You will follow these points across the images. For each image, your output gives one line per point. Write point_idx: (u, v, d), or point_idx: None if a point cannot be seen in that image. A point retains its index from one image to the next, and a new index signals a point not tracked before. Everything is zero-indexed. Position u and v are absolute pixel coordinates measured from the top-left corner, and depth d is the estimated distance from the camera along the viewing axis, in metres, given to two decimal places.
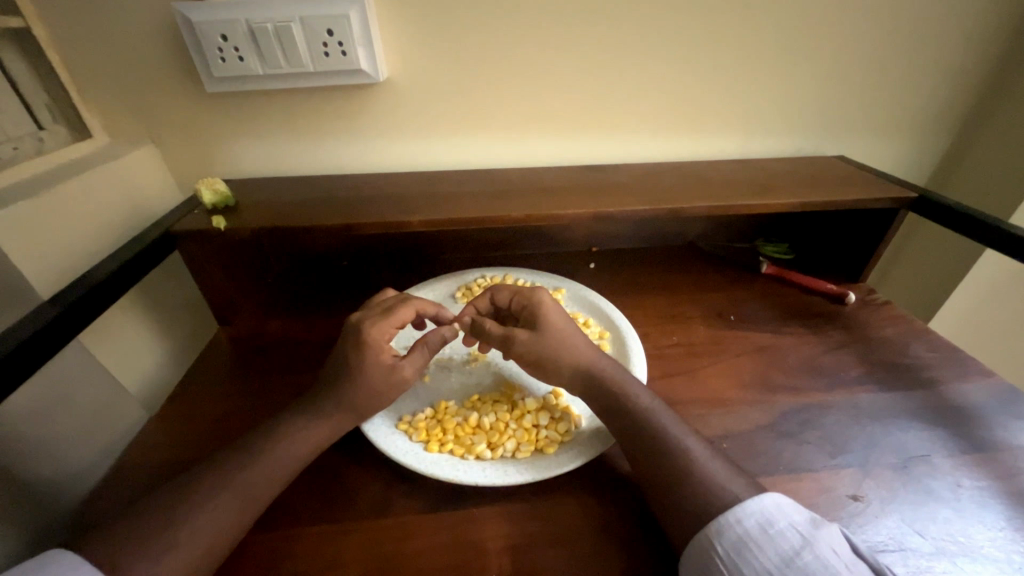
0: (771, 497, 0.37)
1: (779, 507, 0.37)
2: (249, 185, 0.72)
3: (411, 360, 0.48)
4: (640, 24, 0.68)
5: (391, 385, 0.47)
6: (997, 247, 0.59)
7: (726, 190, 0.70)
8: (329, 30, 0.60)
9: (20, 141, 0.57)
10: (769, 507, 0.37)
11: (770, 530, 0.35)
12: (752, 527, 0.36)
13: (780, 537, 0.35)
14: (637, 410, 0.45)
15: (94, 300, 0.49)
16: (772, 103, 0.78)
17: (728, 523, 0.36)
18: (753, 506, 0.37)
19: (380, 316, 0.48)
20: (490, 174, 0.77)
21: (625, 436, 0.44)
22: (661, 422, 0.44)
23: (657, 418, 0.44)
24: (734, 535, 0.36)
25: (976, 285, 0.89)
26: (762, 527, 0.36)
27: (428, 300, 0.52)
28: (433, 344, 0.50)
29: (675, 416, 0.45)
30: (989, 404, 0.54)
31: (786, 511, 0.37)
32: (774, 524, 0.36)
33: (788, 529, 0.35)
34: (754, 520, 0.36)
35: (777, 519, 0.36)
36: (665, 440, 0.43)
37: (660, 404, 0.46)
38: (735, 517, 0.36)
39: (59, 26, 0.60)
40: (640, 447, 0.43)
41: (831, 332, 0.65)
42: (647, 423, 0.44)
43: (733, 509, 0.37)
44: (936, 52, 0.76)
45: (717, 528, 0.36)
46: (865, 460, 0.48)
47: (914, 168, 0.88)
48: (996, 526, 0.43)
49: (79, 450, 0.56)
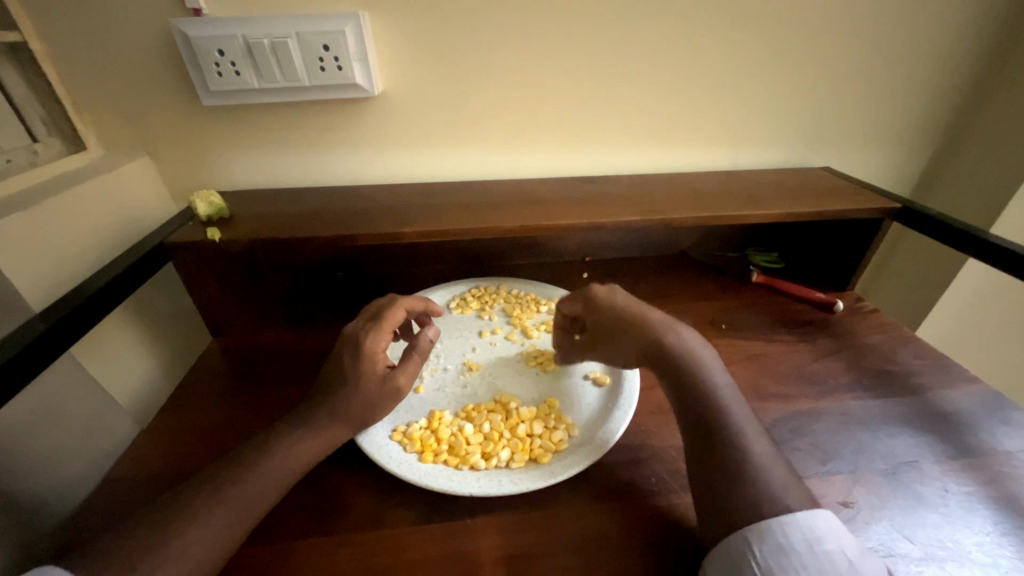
0: (825, 517, 0.37)
1: (833, 529, 0.36)
2: (245, 197, 0.72)
3: (404, 369, 0.48)
4: (629, 39, 0.70)
5: (389, 397, 0.47)
6: (980, 255, 0.61)
7: (715, 201, 0.71)
8: (325, 45, 0.62)
9: (13, 153, 0.57)
10: (821, 527, 0.36)
11: (816, 548, 0.35)
12: (798, 542, 0.36)
13: (825, 558, 0.35)
14: (692, 393, 0.44)
15: (87, 313, 0.49)
16: (759, 116, 0.80)
17: (774, 531, 0.36)
18: (806, 522, 0.36)
19: (375, 324, 0.49)
20: (484, 185, 0.78)
21: (690, 407, 0.44)
22: (729, 407, 0.43)
23: (723, 400, 0.44)
24: (776, 544, 0.36)
25: (961, 292, 0.91)
26: (809, 544, 0.35)
27: (413, 297, 0.54)
28: (422, 350, 0.50)
29: (746, 405, 0.44)
30: (975, 409, 0.55)
31: (837, 534, 0.36)
32: (822, 543, 0.36)
33: (837, 551, 0.35)
34: (801, 535, 0.36)
35: (827, 541, 0.36)
36: (718, 420, 0.43)
37: (730, 390, 0.45)
38: (784, 529, 0.36)
39: (54, 39, 0.61)
40: (697, 423, 0.43)
41: (820, 339, 0.66)
42: (709, 402, 0.44)
43: (782, 519, 0.37)
44: (916, 66, 0.78)
45: (761, 534, 0.36)
46: (855, 467, 0.49)
47: (898, 178, 0.91)
48: (983, 531, 0.43)
49: (69, 463, 0.55)
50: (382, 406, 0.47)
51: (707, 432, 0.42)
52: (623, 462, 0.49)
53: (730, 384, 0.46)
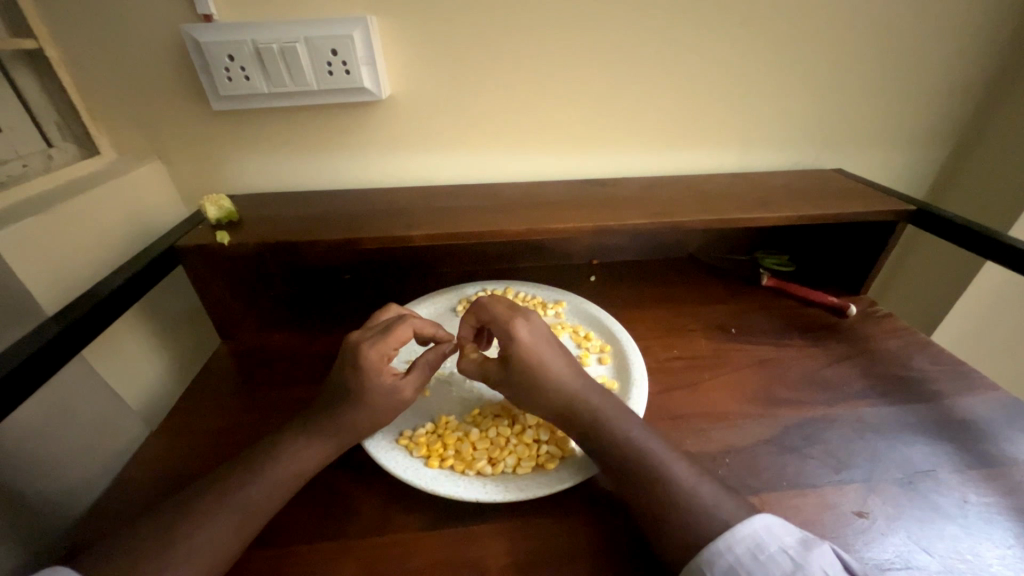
0: (759, 519, 0.37)
1: (770, 530, 0.36)
2: (254, 200, 0.73)
3: (410, 379, 0.48)
4: (638, 40, 0.70)
5: (388, 409, 0.47)
6: (1000, 261, 0.59)
7: (725, 204, 0.70)
8: (333, 50, 0.62)
9: (29, 158, 0.59)
10: (760, 532, 0.36)
11: (761, 555, 0.35)
12: (743, 553, 0.35)
13: (771, 562, 0.35)
14: (611, 438, 0.44)
15: (97, 317, 0.49)
16: (769, 117, 0.79)
17: (719, 550, 0.36)
18: (744, 531, 0.36)
19: (380, 336, 0.47)
20: (491, 188, 0.78)
21: (609, 455, 0.44)
22: (648, 446, 0.43)
23: (641, 442, 0.44)
24: (725, 564, 0.35)
25: (978, 297, 0.89)
26: (753, 553, 0.35)
27: (424, 321, 0.52)
28: (433, 363, 0.49)
29: (662, 440, 0.45)
30: (995, 418, 0.54)
31: (775, 534, 0.36)
32: (765, 549, 0.35)
33: (779, 552, 0.35)
34: (745, 546, 0.36)
35: (768, 544, 0.36)
36: (652, 457, 0.42)
37: (642, 430, 0.45)
38: (726, 544, 0.36)
39: (69, 46, 0.62)
40: (626, 469, 0.43)
41: (833, 345, 0.65)
42: (628, 445, 0.44)
43: (724, 535, 0.36)
44: (931, 66, 0.77)
45: (709, 557, 0.36)
46: (870, 476, 0.48)
47: (912, 180, 0.89)
48: (1004, 544, 0.42)
49: (78, 465, 0.55)
50: (381, 417, 0.47)
51: (656, 458, 0.42)
52: None
53: (644, 426, 0.46)
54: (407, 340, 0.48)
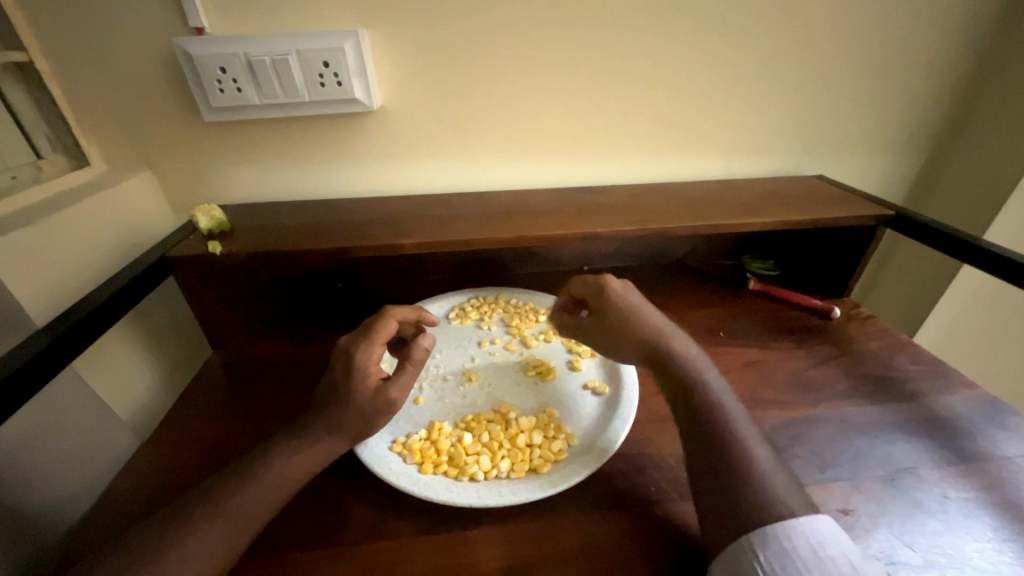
0: (826, 521, 0.38)
1: (834, 534, 0.37)
2: (247, 210, 0.73)
3: (397, 380, 0.47)
4: (624, 51, 0.72)
5: (383, 392, 0.47)
6: (976, 263, 0.61)
7: (711, 209, 0.72)
8: (324, 62, 0.63)
9: (18, 170, 0.59)
10: (825, 531, 0.37)
11: (820, 552, 0.36)
12: (802, 546, 0.36)
13: (829, 562, 0.35)
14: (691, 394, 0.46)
15: (88, 328, 0.49)
16: (752, 125, 0.81)
17: (778, 536, 0.36)
18: (808, 526, 0.37)
19: (365, 337, 0.49)
20: (480, 196, 0.79)
21: (689, 407, 0.45)
22: (729, 411, 0.45)
23: (721, 404, 0.45)
24: (780, 548, 0.36)
25: (957, 299, 0.92)
26: (812, 548, 0.36)
27: (405, 308, 0.53)
28: (418, 362, 0.48)
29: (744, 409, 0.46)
30: (973, 415, 0.56)
31: (840, 540, 0.37)
32: (825, 548, 0.36)
33: (839, 556, 0.36)
34: (805, 540, 0.36)
35: (830, 545, 0.36)
36: (710, 418, 0.44)
37: (728, 394, 0.46)
38: (787, 533, 0.36)
39: (59, 57, 0.62)
40: (696, 424, 0.44)
41: (818, 347, 0.66)
42: (701, 406, 0.45)
43: (787, 524, 0.37)
44: (905, 76, 0.80)
45: (764, 539, 0.36)
46: (854, 474, 0.49)
47: (892, 185, 0.92)
48: (984, 538, 0.43)
49: (68, 476, 0.55)
50: (374, 401, 0.46)
51: (707, 422, 0.44)
52: (624, 471, 0.49)
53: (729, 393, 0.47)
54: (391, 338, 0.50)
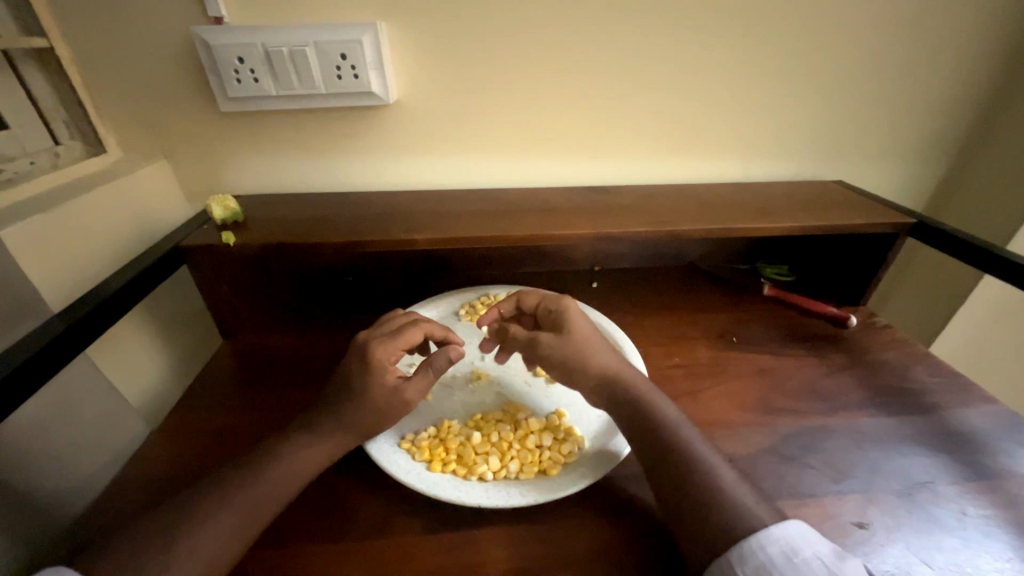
0: (795, 524, 0.37)
1: (804, 535, 0.36)
2: (260, 201, 0.73)
3: (413, 383, 0.47)
4: (643, 50, 0.71)
5: (399, 391, 0.47)
6: (997, 274, 0.60)
7: (727, 213, 0.71)
8: (342, 54, 0.63)
9: (36, 155, 0.58)
10: (794, 535, 0.36)
11: (795, 558, 0.35)
12: (776, 554, 0.35)
13: (805, 567, 0.35)
14: (646, 412, 0.46)
15: (103, 315, 0.49)
16: (771, 128, 0.80)
17: (753, 548, 0.36)
18: (777, 533, 0.36)
19: (388, 337, 0.49)
20: (493, 193, 0.78)
21: (647, 431, 0.45)
22: (686, 434, 0.45)
23: (676, 429, 0.45)
24: (757, 562, 0.35)
25: (976, 310, 0.90)
26: (786, 554, 0.35)
27: (434, 323, 0.53)
28: (438, 368, 0.48)
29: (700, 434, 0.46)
30: (991, 430, 0.54)
31: (810, 540, 0.36)
32: (798, 553, 0.35)
33: (814, 559, 0.35)
34: (778, 547, 0.35)
35: (803, 549, 0.35)
36: (673, 434, 0.44)
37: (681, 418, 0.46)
38: (759, 543, 0.36)
39: (78, 45, 0.62)
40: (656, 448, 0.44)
41: (833, 356, 0.65)
42: (661, 421, 0.46)
43: (756, 534, 0.36)
44: (931, 80, 0.78)
45: (739, 555, 0.36)
46: (868, 486, 0.48)
47: (912, 192, 0.90)
48: (1003, 557, 0.42)
49: (80, 462, 0.55)
50: (389, 400, 0.46)
51: (668, 439, 0.44)
52: (633, 475, 0.49)
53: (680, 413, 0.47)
54: (414, 344, 0.50)
